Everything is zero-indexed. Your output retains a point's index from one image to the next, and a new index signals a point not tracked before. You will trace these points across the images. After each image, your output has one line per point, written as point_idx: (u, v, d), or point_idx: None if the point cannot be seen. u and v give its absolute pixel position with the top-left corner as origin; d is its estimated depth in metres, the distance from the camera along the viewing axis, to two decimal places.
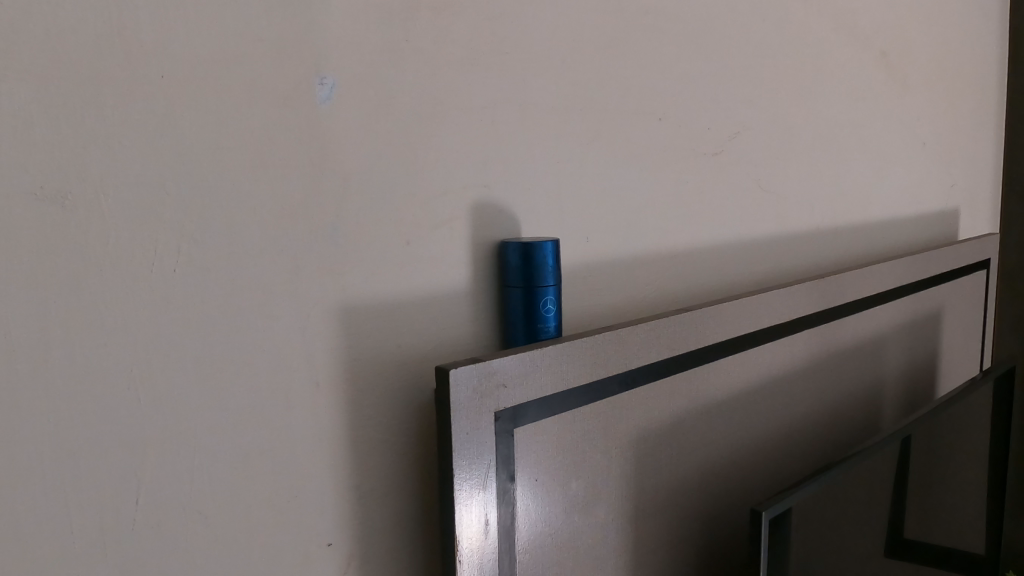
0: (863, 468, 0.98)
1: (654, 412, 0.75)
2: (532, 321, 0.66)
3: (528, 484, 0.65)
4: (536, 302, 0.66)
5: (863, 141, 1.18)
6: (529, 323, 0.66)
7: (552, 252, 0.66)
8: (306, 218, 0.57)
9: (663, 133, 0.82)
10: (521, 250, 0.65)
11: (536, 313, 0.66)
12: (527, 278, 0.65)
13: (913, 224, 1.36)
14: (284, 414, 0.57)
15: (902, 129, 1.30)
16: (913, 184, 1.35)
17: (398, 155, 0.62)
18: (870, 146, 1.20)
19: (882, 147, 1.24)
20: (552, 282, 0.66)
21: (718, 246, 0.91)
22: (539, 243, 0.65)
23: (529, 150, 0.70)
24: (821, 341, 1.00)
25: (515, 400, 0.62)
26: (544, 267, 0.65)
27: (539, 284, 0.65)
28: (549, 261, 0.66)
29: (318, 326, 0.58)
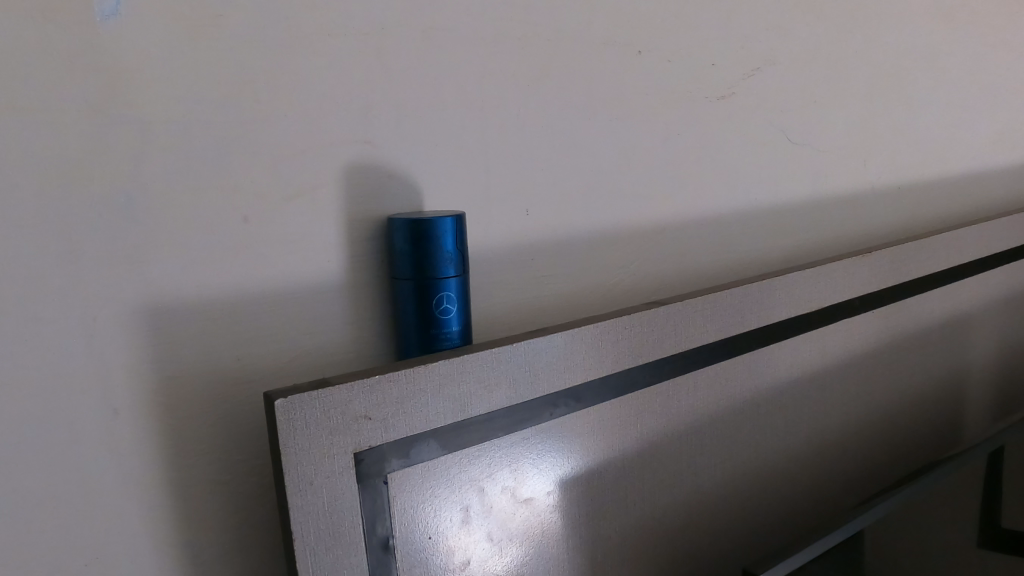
0: (930, 496, 0.76)
1: (616, 438, 0.57)
2: (431, 326, 0.48)
3: (418, 542, 0.48)
4: (436, 300, 0.48)
5: (947, 78, 0.93)
6: (426, 330, 0.49)
7: (455, 231, 0.49)
8: (87, 185, 0.41)
9: (644, 71, 0.63)
10: (413, 228, 0.47)
11: (435, 314, 0.48)
12: (422, 267, 0.48)
13: (1014, 177, 1.10)
14: (66, 450, 0.43)
15: (1010, 57, 1.03)
16: (1016, 131, 1.08)
17: (229, 99, 0.45)
18: (957, 83, 0.95)
19: (975, 84, 0.98)
20: (456, 271, 0.49)
21: (728, 214, 0.71)
22: (434, 219, 0.47)
23: (438, 92, 0.52)
24: (873, 331, 0.79)
25: (389, 435, 0.45)
26: (442, 252, 0.48)
27: (436, 275, 0.48)
28: (450, 243, 0.48)
29: (112, 333, 0.43)
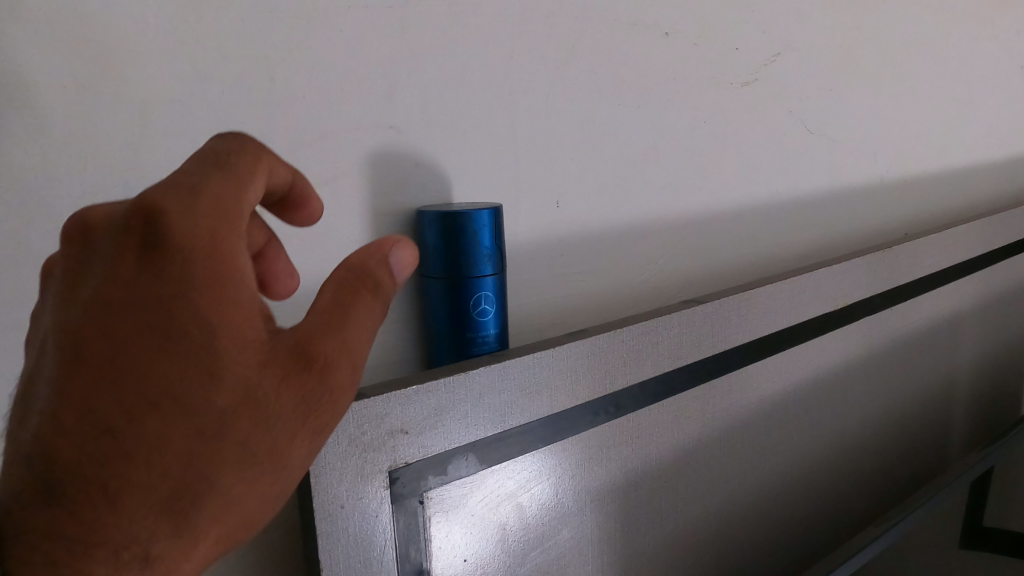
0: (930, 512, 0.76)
1: (652, 446, 0.53)
2: (464, 329, 0.44)
3: (452, 567, 0.44)
4: (469, 301, 0.44)
5: (958, 66, 0.90)
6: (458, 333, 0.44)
7: (492, 226, 0.44)
8: (78, 172, 0.35)
9: (674, 54, 0.58)
10: (446, 220, 0.43)
11: (468, 316, 0.44)
12: (454, 264, 0.43)
13: (1015, 168, 1.08)
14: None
15: (1015, 45, 1.01)
16: (1017, 122, 1.06)
17: (240, 77, 0.39)
18: (969, 72, 0.92)
19: (983, 73, 0.95)
20: (491, 269, 0.44)
21: (749, 208, 0.68)
22: (470, 212, 0.43)
23: (464, 74, 0.47)
24: (888, 328, 0.77)
25: (425, 450, 0.41)
26: (478, 249, 0.43)
27: (471, 274, 0.44)
28: (486, 237, 0.44)
29: None
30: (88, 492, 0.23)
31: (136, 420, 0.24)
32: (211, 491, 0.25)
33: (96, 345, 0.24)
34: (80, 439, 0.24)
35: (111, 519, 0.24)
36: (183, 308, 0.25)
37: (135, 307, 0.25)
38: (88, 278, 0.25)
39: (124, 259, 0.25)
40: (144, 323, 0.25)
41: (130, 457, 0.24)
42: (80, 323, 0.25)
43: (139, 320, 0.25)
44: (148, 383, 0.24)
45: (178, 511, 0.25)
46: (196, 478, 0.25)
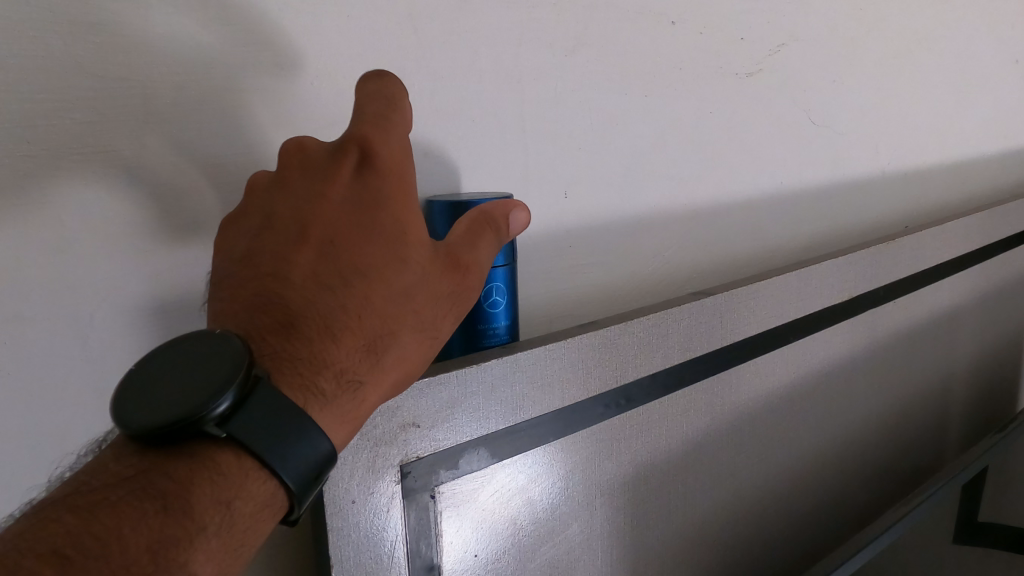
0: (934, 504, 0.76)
1: (661, 440, 0.53)
2: (473, 321, 0.43)
3: (463, 562, 0.43)
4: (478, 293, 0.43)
5: (959, 57, 0.89)
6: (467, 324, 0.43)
7: None
8: (83, 161, 0.35)
9: (683, 42, 0.57)
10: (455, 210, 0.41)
11: (477, 308, 0.43)
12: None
13: (1013, 160, 1.08)
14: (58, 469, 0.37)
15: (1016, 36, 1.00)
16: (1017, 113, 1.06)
17: (247, 62, 0.38)
18: (971, 63, 0.92)
19: (984, 64, 0.94)
20: (502, 261, 0.43)
21: (754, 199, 0.67)
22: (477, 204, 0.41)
23: (472, 61, 0.46)
24: (890, 321, 0.76)
25: (437, 443, 0.40)
26: None
27: None
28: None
29: (113, 333, 0.37)
30: (297, 340, 0.31)
31: (333, 292, 0.32)
32: (393, 344, 0.32)
33: (302, 252, 0.32)
34: (293, 301, 0.31)
35: (310, 362, 0.31)
36: (371, 215, 0.33)
37: (329, 224, 0.33)
38: (301, 192, 0.34)
39: (329, 180, 0.34)
40: (341, 224, 0.33)
41: (326, 317, 0.31)
42: (295, 221, 0.33)
43: (337, 223, 0.33)
44: (346, 267, 0.32)
45: (357, 365, 0.32)
46: (372, 341, 0.32)
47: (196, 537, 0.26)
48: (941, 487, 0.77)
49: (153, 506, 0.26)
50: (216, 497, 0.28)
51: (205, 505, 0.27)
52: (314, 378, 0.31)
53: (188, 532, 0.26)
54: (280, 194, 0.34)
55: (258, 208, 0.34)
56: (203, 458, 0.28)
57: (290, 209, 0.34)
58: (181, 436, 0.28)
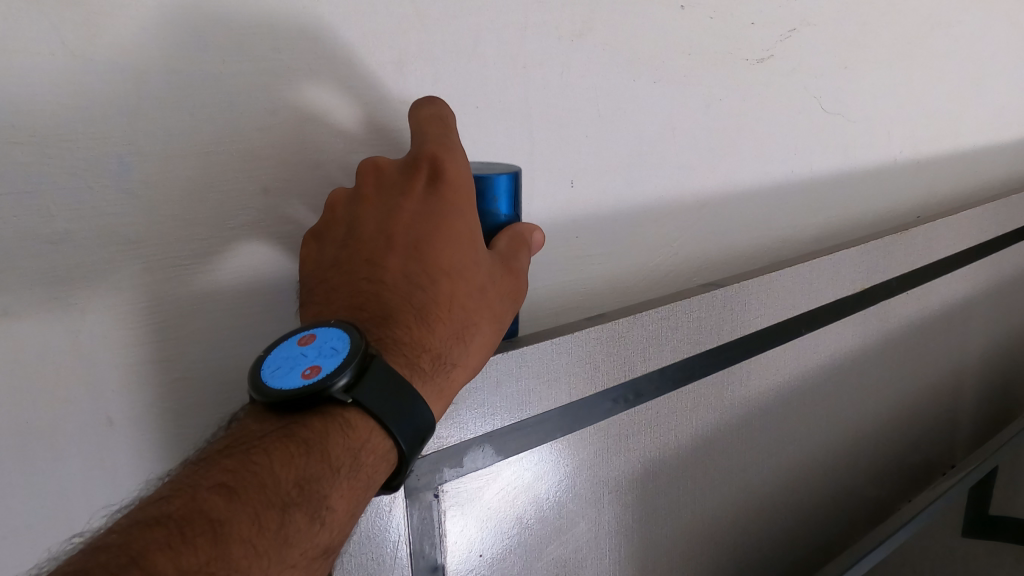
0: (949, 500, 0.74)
1: (670, 436, 0.51)
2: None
3: (467, 561, 0.42)
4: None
5: (972, 44, 0.87)
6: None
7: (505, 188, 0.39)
8: (70, 149, 0.33)
9: (693, 27, 0.55)
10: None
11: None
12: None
13: None
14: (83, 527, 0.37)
15: None
16: None
17: (243, 46, 0.37)
18: (985, 49, 0.90)
19: (997, 53, 0.92)
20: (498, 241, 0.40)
21: (763, 188, 0.66)
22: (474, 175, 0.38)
23: (476, 46, 0.45)
24: (902, 313, 0.75)
25: (441, 441, 0.39)
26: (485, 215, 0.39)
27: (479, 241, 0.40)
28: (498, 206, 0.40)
29: (104, 328, 0.36)
30: (395, 329, 0.33)
31: (424, 289, 0.34)
32: (474, 333, 0.35)
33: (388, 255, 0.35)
34: (389, 297, 0.34)
35: (411, 345, 0.33)
36: (448, 218, 0.35)
37: (411, 229, 0.35)
38: (379, 204, 0.36)
39: (401, 197, 0.36)
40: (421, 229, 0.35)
41: (419, 307, 0.34)
42: (379, 229, 0.35)
43: (415, 230, 0.35)
44: (432, 266, 0.35)
45: (448, 346, 0.34)
46: (458, 329, 0.34)
47: (332, 478, 0.29)
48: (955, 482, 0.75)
49: (298, 450, 0.28)
50: (347, 447, 0.29)
51: (338, 451, 0.29)
52: (414, 356, 0.33)
53: (325, 473, 0.28)
54: (359, 208, 0.36)
55: (340, 219, 0.37)
56: (333, 418, 0.30)
57: (370, 220, 0.36)
58: (311, 404, 0.29)
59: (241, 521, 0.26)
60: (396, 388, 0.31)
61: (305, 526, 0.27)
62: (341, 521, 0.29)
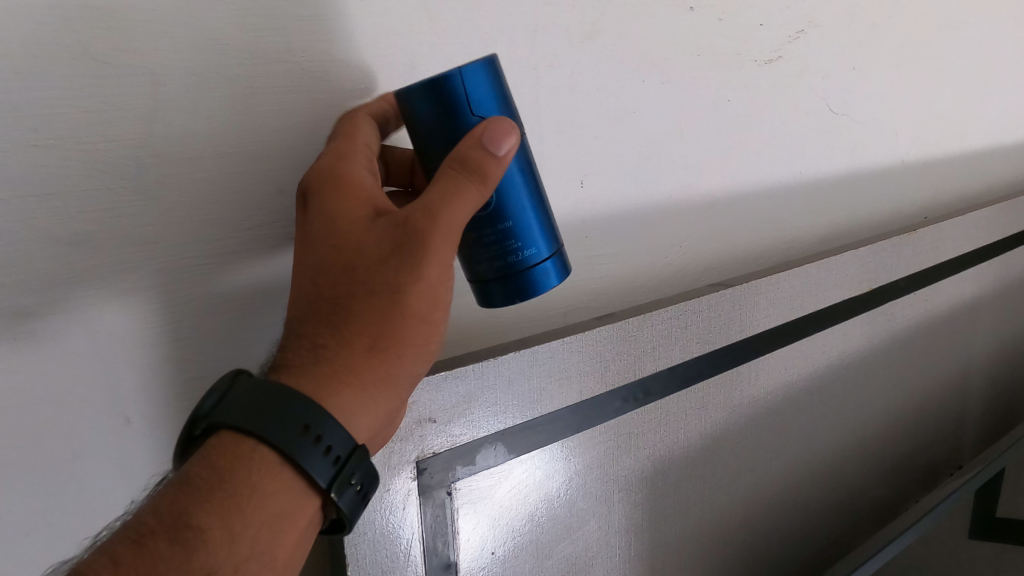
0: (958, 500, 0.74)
1: (679, 435, 0.52)
2: (494, 224, 0.35)
3: (479, 559, 0.42)
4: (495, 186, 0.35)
5: (979, 45, 0.88)
6: (493, 236, 0.36)
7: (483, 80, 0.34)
8: (90, 151, 0.33)
9: (702, 28, 0.56)
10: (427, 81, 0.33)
11: (492, 205, 0.35)
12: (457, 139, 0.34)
13: None
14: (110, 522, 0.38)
15: None
16: None
17: (259, 47, 0.37)
18: (992, 50, 0.90)
19: (1005, 53, 0.92)
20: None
21: (771, 188, 0.66)
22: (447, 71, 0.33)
23: (487, 47, 0.45)
24: (910, 313, 0.75)
25: (454, 438, 0.39)
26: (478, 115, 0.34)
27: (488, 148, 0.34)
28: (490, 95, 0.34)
29: (122, 327, 0.36)
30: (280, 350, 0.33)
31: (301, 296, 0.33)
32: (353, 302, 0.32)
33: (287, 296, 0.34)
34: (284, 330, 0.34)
35: (288, 350, 0.33)
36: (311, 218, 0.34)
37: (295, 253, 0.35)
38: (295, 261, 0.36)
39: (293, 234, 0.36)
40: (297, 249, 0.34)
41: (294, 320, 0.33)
42: None
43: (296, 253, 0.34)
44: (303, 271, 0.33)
45: (315, 335, 0.32)
46: (330, 312, 0.32)
47: (196, 497, 0.29)
48: (963, 482, 0.75)
49: (169, 482, 0.30)
50: (208, 467, 0.30)
51: (198, 470, 0.30)
52: (287, 362, 0.32)
53: (190, 494, 0.29)
54: None
55: None
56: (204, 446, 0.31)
57: None
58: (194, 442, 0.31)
59: (106, 559, 0.27)
60: (248, 396, 0.31)
61: (169, 548, 0.28)
62: (216, 540, 0.29)
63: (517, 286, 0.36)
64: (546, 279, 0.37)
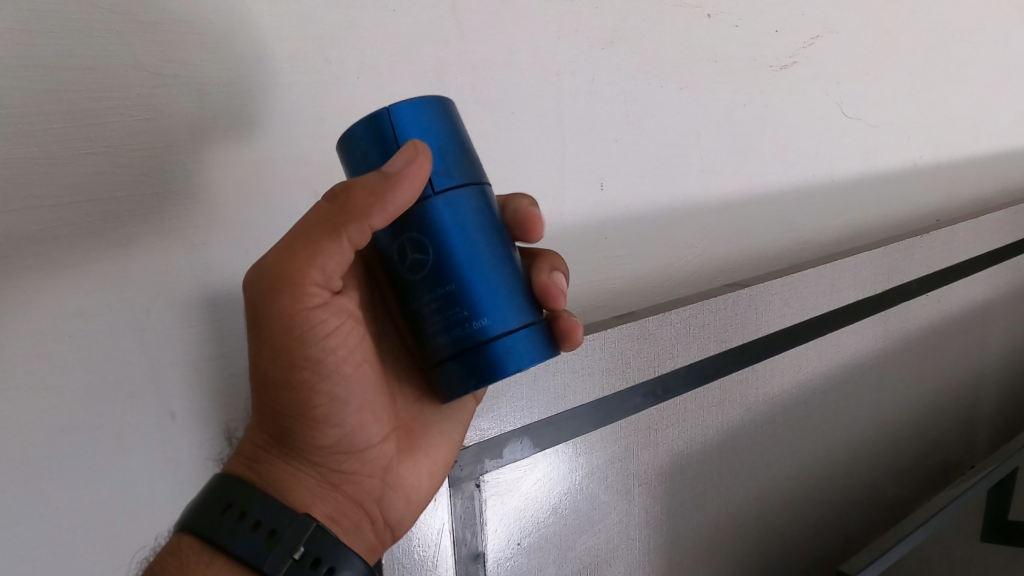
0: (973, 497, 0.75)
1: (697, 431, 0.53)
2: (436, 287, 0.32)
3: (507, 549, 0.44)
4: (438, 244, 0.32)
5: (991, 49, 0.89)
6: (440, 304, 0.32)
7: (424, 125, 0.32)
8: (139, 160, 0.35)
9: (717, 35, 0.57)
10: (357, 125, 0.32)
11: (432, 264, 0.32)
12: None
13: None
14: (155, 502, 0.39)
15: None
16: None
17: (295, 58, 0.39)
18: (1003, 52, 0.91)
19: (1017, 56, 0.93)
20: (450, 186, 0.32)
21: (786, 191, 0.67)
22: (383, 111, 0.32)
23: (512, 55, 0.47)
24: (923, 313, 0.76)
25: (482, 432, 0.42)
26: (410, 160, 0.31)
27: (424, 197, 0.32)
28: (430, 134, 0.32)
29: (168, 327, 0.38)
30: None
31: None
32: None
33: None
34: None
35: None
36: None
37: None
38: None
39: None
40: None
41: None
42: None
43: None
44: None
45: None
46: None
47: None
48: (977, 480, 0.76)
49: None
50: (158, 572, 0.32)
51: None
52: None
53: None
54: None
55: None
56: None
57: None
58: None
59: None
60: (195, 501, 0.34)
61: None
62: None
63: (476, 362, 0.32)
64: (515, 353, 0.32)
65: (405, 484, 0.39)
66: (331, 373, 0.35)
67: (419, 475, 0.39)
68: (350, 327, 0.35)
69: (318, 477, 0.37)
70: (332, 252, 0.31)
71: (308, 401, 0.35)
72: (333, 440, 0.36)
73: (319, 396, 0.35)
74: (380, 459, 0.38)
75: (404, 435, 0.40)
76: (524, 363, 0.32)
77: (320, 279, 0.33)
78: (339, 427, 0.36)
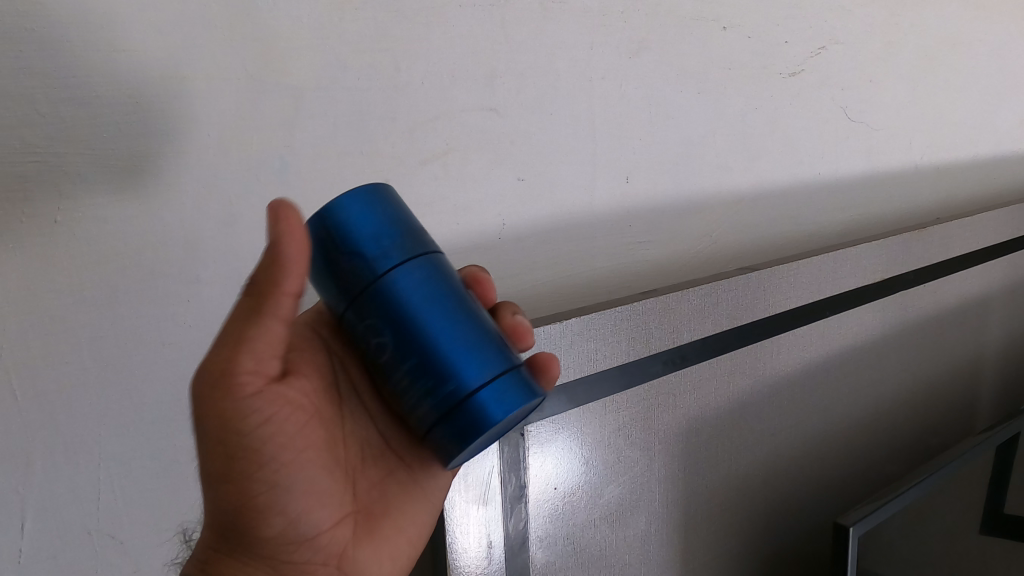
0: (970, 473, 0.81)
1: (710, 398, 0.60)
2: (419, 353, 0.33)
3: (545, 492, 0.50)
4: (410, 308, 0.33)
5: (990, 61, 0.95)
6: (423, 370, 0.33)
7: (367, 209, 0.34)
8: (245, 151, 0.42)
9: (731, 46, 0.63)
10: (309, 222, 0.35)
11: (416, 334, 0.33)
12: (354, 270, 0.34)
13: None
14: None
15: None
16: None
17: (370, 68, 0.46)
18: (1001, 60, 0.97)
19: (1014, 65, 0.99)
20: (405, 261, 0.34)
21: (793, 187, 0.73)
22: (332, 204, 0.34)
23: (552, 63, 0.53)
24: (920, 302, 0.82)
25: None
26: (360, 247, 0.34)
27: (384, 279, 0.34)
28: (375, 224, 0.34)
29: None
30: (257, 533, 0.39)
31: None
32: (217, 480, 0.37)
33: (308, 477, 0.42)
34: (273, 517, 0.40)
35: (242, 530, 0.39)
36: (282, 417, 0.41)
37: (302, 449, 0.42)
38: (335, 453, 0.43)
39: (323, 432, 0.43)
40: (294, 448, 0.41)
41: None
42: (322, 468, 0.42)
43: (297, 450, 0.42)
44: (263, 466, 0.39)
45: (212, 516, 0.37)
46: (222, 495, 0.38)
47: None
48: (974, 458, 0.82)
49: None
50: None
51: None
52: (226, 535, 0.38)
53: None
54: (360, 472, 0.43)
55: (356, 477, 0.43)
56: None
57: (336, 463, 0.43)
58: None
59: None
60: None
61: None
62: None
63: (467, 418, 0.33)
64: (494, 402, 0.33)
65: (361, 569, 0.39)
66: (273, 462, 0.35)
67: (377, 558, 0.40)
68: (290, 414, 0.35)
69: (269, 568, 0.37)
70: (259, 336, 0.33)
71: (248, 490, 0.35)
72: (277, 531, 0.36)
73: (258, 484, 0.35)
74: (334, 545, 0.38)
75: (363, 519, 0.41)
76: (505, 408, 0.33)
77: (254, 366, 0.34)
78: (282, 516, 0.36)
